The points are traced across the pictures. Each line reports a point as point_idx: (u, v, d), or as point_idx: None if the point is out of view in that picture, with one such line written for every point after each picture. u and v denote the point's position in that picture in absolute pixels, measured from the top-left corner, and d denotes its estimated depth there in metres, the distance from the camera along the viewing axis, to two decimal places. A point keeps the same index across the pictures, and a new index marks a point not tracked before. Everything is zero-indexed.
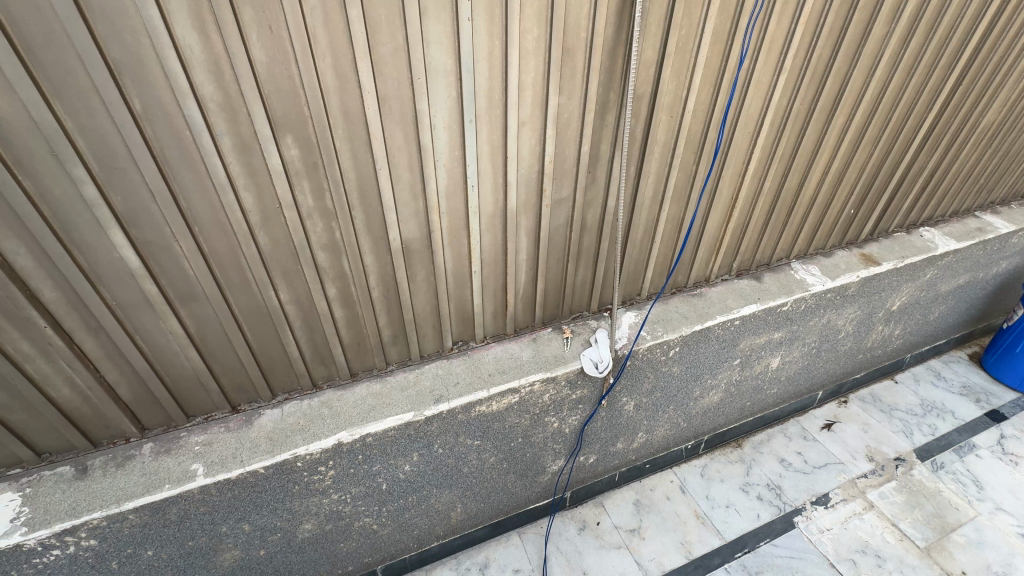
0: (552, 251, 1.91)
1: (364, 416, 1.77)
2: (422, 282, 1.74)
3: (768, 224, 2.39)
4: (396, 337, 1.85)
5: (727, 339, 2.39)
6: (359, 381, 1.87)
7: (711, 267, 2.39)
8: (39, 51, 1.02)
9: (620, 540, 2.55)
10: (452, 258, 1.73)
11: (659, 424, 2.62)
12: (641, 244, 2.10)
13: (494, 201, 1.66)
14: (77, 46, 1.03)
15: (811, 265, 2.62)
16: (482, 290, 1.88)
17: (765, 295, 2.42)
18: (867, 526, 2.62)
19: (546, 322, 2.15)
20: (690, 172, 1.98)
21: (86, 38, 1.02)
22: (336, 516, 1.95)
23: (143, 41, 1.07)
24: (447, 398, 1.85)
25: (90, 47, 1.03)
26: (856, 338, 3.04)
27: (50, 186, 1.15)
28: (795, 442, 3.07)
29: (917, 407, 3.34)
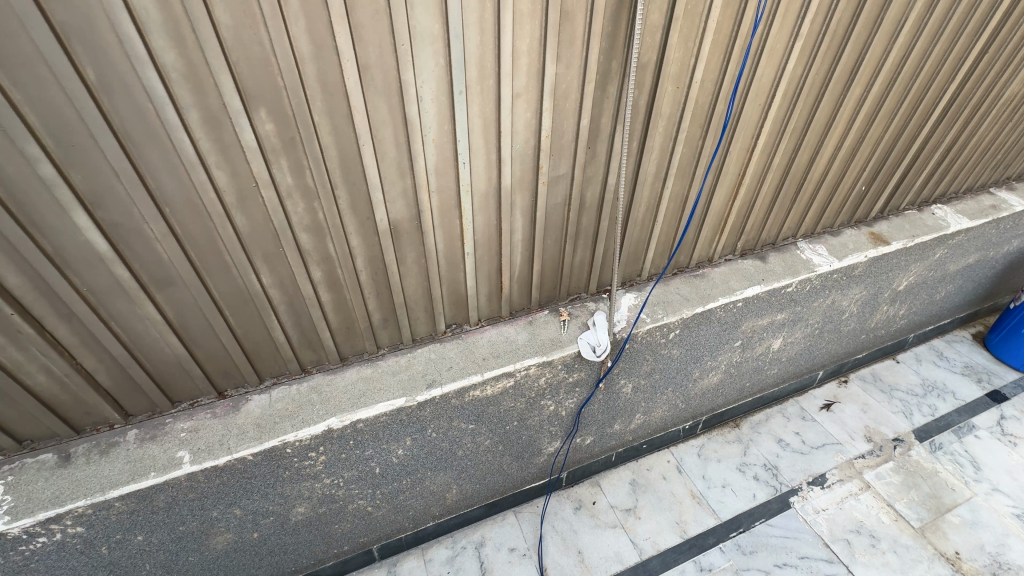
0: (548, 231, 1.82)
1: (355, 402, 1.72)
2: (412, 264, 1.67)
3: (776, 202, 2.29)
4: (387, 321, 1.78)
5: (729, 321, 2.33)
6: (350, 365, 1.82)
7: (715, 247, 2.30)
8: None
9: (616, 519, 2.56)
10: (443, 239, 1.64)
11: (657, 406, 2.59)
12: (642, 223, 2.01)
13: (488, 179, 1.57)
14: (17, 8, 0.92)
15: (818, 244, 2.53)
16: (477, 272, 1.80)
17: (769, 276, 2.34)
18: (862, 507, 2.62)
19: (542, 304, 2.08)
20: (696, 147, 1.87)
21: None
22: (330, 499, 1.94)
23: (91, 2, 0.96)
24: (439, 382, 1.80)
25: (31, 9, 0.92)
26: (860, 319, 2.98)
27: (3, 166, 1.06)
28: (793, 423, 3.05)
29: (918, 387, 3.31)
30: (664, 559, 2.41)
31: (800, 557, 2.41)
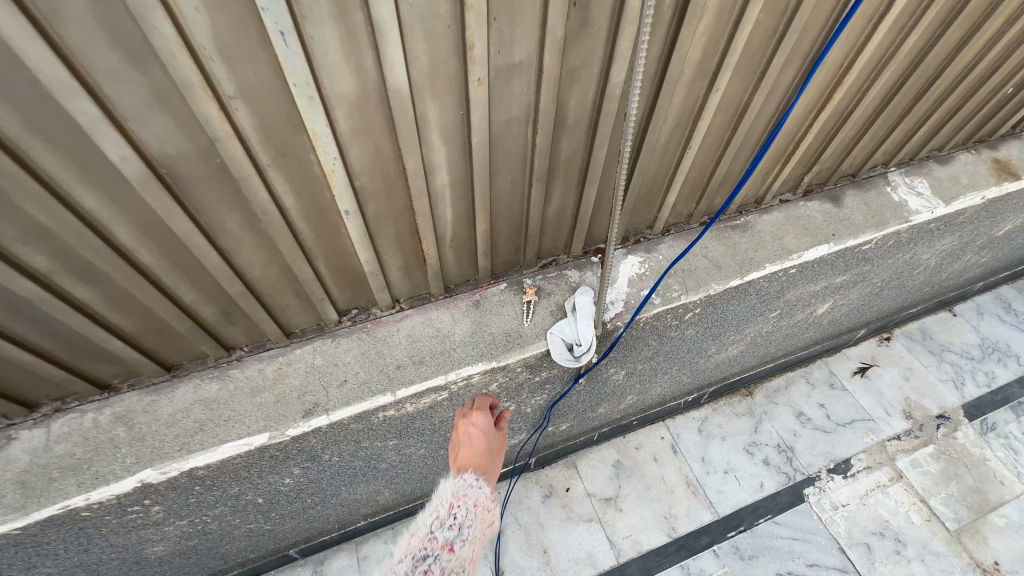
0: (499, 168, 1.03)
1: (185, 443, 1.10)
2: (243, 235, 0.92)
3: (881, 113, 1.45)
4: (229, 316, 1.09)
5: (771, 291, 1.63)
6: (184, 379, 1.16)
7: (770, 184, 1.50)
8: None
9: (592, 511, 2.12)
10: (290, 192, 0.88)
11: (655, 385, 2.00)
12: (665, 153, 1.20)
13: (356, 73, 0.76)
14: None
15: (917, 176, 1.72)
16: (374, 239, 1.06)
17: (844, 228, 1.57)
18: (890, 503, 2.18)
19: (498, 274, 1.36)
20: (785, 14, 1.00)
21: None
22: (199, 533, 1.42)
23: None
24: (323, 407, 1.16)
25: None
26: (934, 271, 2.27)
27: None
28: (818, 392, 2.51)
29: (975, 349, 2.72)
30: (646, 564, 2.00)
31: (809, 564, 2.02)
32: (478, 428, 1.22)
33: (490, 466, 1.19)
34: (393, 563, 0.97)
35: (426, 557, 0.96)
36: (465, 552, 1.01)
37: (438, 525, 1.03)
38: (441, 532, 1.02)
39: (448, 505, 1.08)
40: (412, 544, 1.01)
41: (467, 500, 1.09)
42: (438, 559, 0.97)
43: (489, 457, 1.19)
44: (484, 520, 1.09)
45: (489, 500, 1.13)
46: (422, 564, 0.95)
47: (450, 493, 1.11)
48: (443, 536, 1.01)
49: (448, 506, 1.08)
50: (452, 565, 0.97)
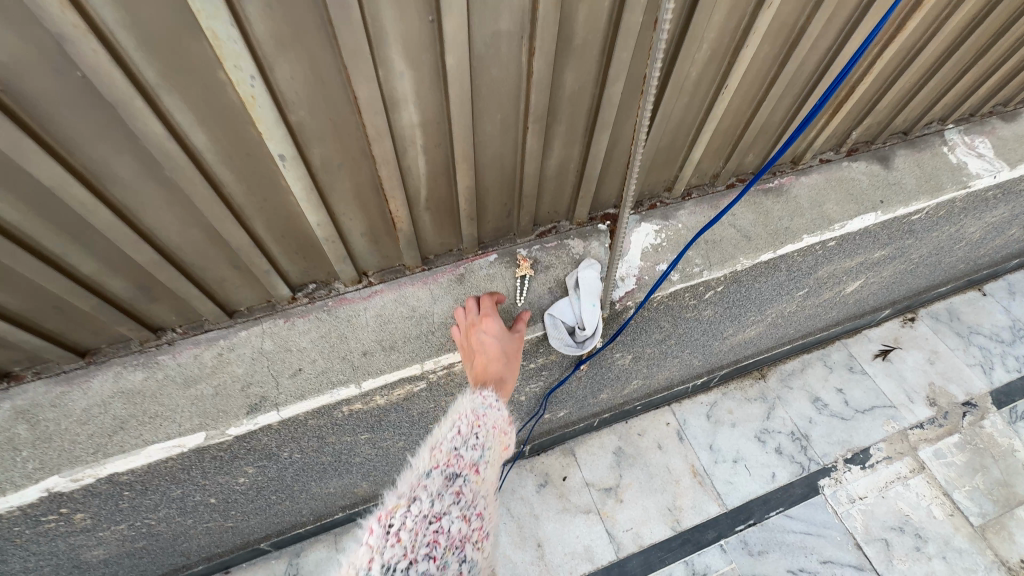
0: (485, 104, 0.80)
1: (99, 445, 0.90)
2: (142, 186, 0.70)
3: (959, 49, 1.20)
4: (149, 291, 0.87)
5: (803, 267, 1.41)
6: (102, 367, 0.94)
7: (814, 140, 1.26)
8: None
9: (590, 502, 1.97)
10: (199, 127, 0.65)
11: (663, 370, 1.81)
12: (696, 93, 0.97)
13: None
14: None
15: (978, 135, 1.48)
16: (325, 197, 0.83)
17: (894, 194, 1.34)
18: (910, 496, 2.03)
19: (487, 243, 1.13)
20: None
21: None
22: (145, 535, 1.25)
23: None
24: (272, 402, 0.97)
25: None
26: (975, 246, 2.05)
27: None
28: (836, 376, 2.33)
29: (1005, 331, 2.52)
30: (647, 559, 1.86)
31: (823, 561, 1.87)
32: (488, 334, 0.99)
33: (509, 373, 0.97)
34: (415, 483, 0.77)
35: (455, 478, 0.77)
36: (490, 476, 0.83)
37: (462, 441, 0.83)
38: (467, 449, 0.82)
39: (470, 419, 0.87)
40: (433, 460, 0.80)
41: (489, 418, 0.88)
42: (467, 481, 0.78)
43: (507, 364, 0.97)
44: (505, 442, 0.90)
45: (508, 419, 0.93)
46: (452, 486, 0.76)
47: (469, 407, 0.89)
48: (469, 453, 0.82)
49: (470, 420, 0.87)
50: (481, 488, 0.79)
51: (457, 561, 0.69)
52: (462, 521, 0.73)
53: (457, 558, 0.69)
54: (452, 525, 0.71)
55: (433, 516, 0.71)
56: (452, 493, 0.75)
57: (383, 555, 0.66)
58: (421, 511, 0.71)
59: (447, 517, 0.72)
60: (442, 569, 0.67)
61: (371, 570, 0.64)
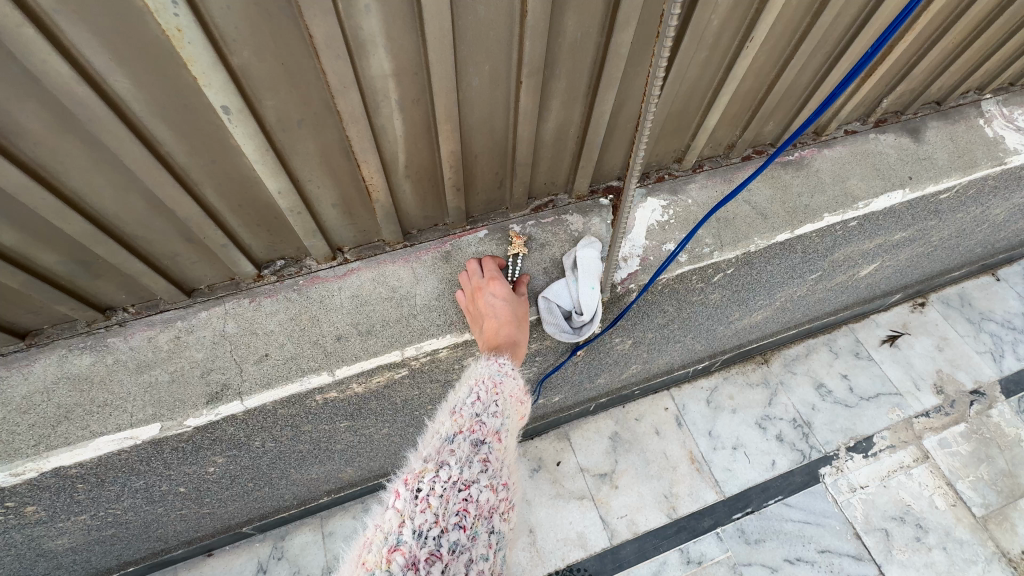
0: (469, 52, 0.68)
1: (41, 437, 0.81)
2: (58, 141, 0.59)
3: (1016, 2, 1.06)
4: (89, 267, 0.77)
5: (820, 248, 1.31)
6: (46, 351, 0.86)
7: (842, 107, 1.13)
8: None
9: (585, 488, 1.91)
10: (116, 67, 0.54)
11: (663, 355, 1.72)
12: (716, 46, 0.84)
13: None
14: None
15: (1016, 107, 1.35)
16: (286, 161, 0.72)
17: (925, 170, 1.22)
18: (912, 486, 1.97)
19: (476, 218, 1.02)
20: None
21: None
22: (112, 524, 1.18)
23: None
24: (235, 391, 0.87)
25: None
26: (996, 228, 1.94)
27: None
28: (841, 362, 2.25)
29: (1018, 318, 2.43)
30: (641, 546, 1.81)
31: (821, 550, 1.83)
32: (497, 298, 0.91)
33: (521, 336, 0.91)
34: (440, 447, 0.69)
35: (482, 446, 0.70)
36: (513, 445, 0.77)
37: (483, 408, 0.75)
38: (491, 416, 0.75)
39: (488, 386, 0.79)
40: (456, 425, 0.72)
41: (506, 386, 0.81)
42: (494, 449, 0.72)
43: (518, 326, 0.91)
44: (523, 410, 0.83)
45: (524, 388, 0.85)
46: (480, 454, 0.69)
47: (485, 374, 0.81)
48: (494, 420, 0.75)
49: (488, 387, 0.79)
50: (506, 457, 0.73)
51: (486, 530, 0.65)
52: (490, 491, 0.67)
53: (487, 527, 0.65)
54: (482, 494, 0.66)
55: (463, 483, 0.65)
56: (480, 461, 0.69)
57: (414, 520, 0.61)
58: (451, 477, 0.65)
59: (477, 487, 0.66)
60: (472, 539, 0.63)
61: (402, 535, 0.60)
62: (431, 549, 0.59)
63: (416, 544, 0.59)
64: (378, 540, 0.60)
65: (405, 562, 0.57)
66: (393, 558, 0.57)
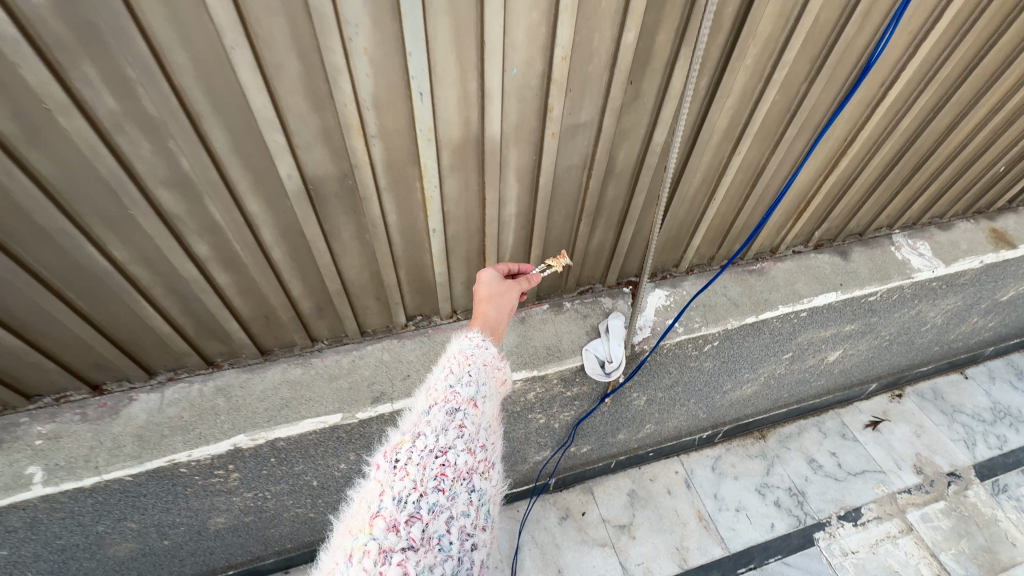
0: (557, 203, 1.26)
1: (272, 416, 1.28)
2: (351, 242, 1.15)
3: (885, 180, 1.64)
4: (321, 310, 1.30)
5: (784, 332, 1.79)
6: (274, 363, 1.36)
7: (783, 235, 1.69)
8: None
9: (606, 537, 2.21)
10: (395, 210, 1.11)
11: (672, 417, 2.14)
12: (693, 199, 1.42)
13: (464, 122, 0.99)
14: None
15: (919, 240, 1.90)
16: (448, 256, 1.27)
17: (851, 280, 1.75)
18: (900, 555, 2.22)
19: (542, 296, 1.56)
20: (797, 94, 1.22)
21: None
22: (256, 509, 1.59)
23: None
24: (389, 397, 1.34)
25: None
26: (942, 330, 2.40)
27: None
28: (830, 441, 2.59)
29: (986, 412, 2.78)
30: None
31: None
32: (481, 283, 1.18)
33: (496, 312, 1.14)
34: (417, 422, 0.86)
35: (455, 413, 0.88)
36: (486, 410, 0.95)
37: (456, 380, 0.94)
38: (463, 387, 0.94)
39: (461, 359, 1.00)
40: (431, 401, 0.90)
41: (477, 357, 1.02)
42: (466, 415, 0.89)
43: (494, 304, 1.15)
44: (496, 376, 1.04)
45: (497, 355, 1.07)
46: (453, 422, 0.87)
47: (457, 351, 1.02)
48: (465, 390, 0.93)
49: (462, 360, 0.99)
50: (479, 421, 0.91)
51: (465, 489, 0.80)
52: (466, 453, 0.84)
53: (465, 487, 0.80)
54: (457, 457, 0.82)
55: (439, 449, 0.81)
56: (454, 428, 0.86)
57: (395, 488, 0.75)
58: (427, 446, 0.81)
59: (451, 452, 0.82)
60: (451, 498, 0.77)
61: (384, 502, 0.74)
62: (412, 511, 0.73)
63: (396, 509, 0.73)
64: (367, 508, 0.75)
65: (387, 524, 0.71)
66: (377, 522, 0.71)
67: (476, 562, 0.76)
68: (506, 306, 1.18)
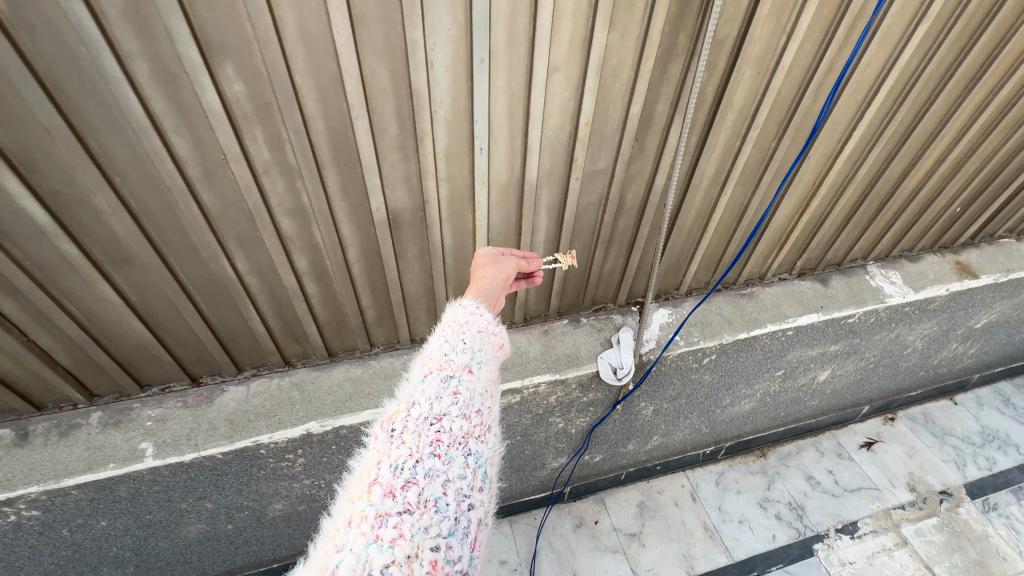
0: (578, 232, 1.55)
1: (339, 406, 1.53)
2: (414, 260, 1.43)
3: (853, 218, 1.92)
4: (381, 318, 1.57)
5: (774, 349, 2.03)
6: (339, 363, 1.63)
7: (769, 264, 1.97)
8: None
9: (617, 544, 2.37)
10: (451, 235, 1.39)
11: (677, 430, 2.34)
12: (689, 231, 1.70)
13: (510, 169, 1.30)
14: None
15: (891, 270, 2.17)
16: None
17: (830, 304, 2.01)
18: (895, 566, 2.35)
19: (562, 312, 1.84)
20: (768, 149, 1.53)
21: None
22: (310, 498, 1.82)
23: None
24: None
25: None
26: (924, 354, 2.62)
27: None
28: (827, 459, 2.76)
29: (975, 436, 2.95)
30: None
31: None
32: (478, 262, 1.27)
33: (493, 278, 1.20)
34: (413, 391, 0.89)
35: (450, 381, 0.91)
36: (482, 375, 0.97)
37: (451, 348, 0.96)
38: (457, 354, 0.95)
39: (456, 327, 1.01)
40: (427, 369, 0.93)
41: (471, 324, 1.03)
42: (461, 381, 0.92)
43: (491, 272, 1.22)
44: (491, 342, 1.06)
45: (493, 320, 1.08)
46: (448, 389, 0.89)
47: (452, 319, 1.03)
48: (460, 358, 0.95)
49: (456, 328, 1.01)
50: (474, 387, 0.93)
51: (461, 454, 0.83)
52: (461, 419, 0.86)
53: (461, 452, 0.83)
54: (452, 424, 0.85)
55: (434, 417, 0.84)
56: (449, 395, 0.89)
57: (392, 456, 0.78)
58: (422, 415, 0.84)
59: (447, 419, 0.85)
60: (447, 462, 0.80)
61: (382, 469, 0.77)
62: (408, 476, 0.76)
63: (393, 476, 0.76)
64: (366, 475, 0.78)
65: (384, 490, 0.74)
66: (374, 489, 0.75)
67: (473, 521, 0.79)
68: (504, 280, 1.24)
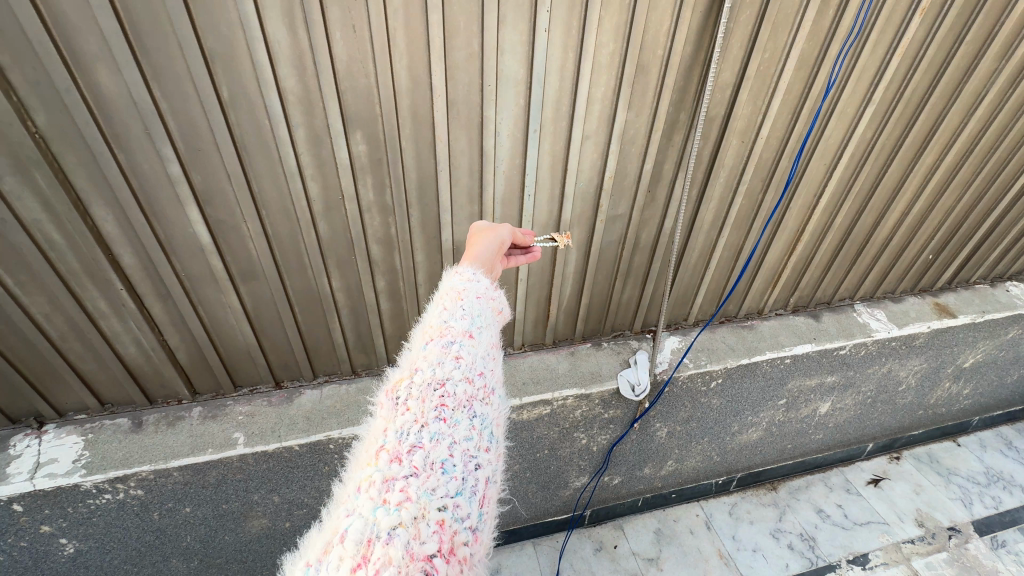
0: (601, 265, 1.87)
1: None
2: None
3: (835, 259, 2.24)
4: None
5: (775, 376, 2.27)
6: None
7: (766, 299, 2.28)
8: (162, 69, 1.11)
9: (636, 567, 2.48)
10: None
11: (690, 455, 2.53)
12: (694, 267, 2.02)
13: (549, 211, 1.64)
14: (190, 63, 1.11)
15: (876, 309, 2.45)
16: (526, 299, 1.87)
17: (822, 336, 2.27)
18: None
19: (585, 336, 2.13)
20: (756, 200, 1.88)
21: (197, 53, 1.09)
22: None
23: (241, 49, 1.13)
24: None
25: (198, 58, 1.10)
26: (919, 392, 2.82)
27: (151, 176, 1.24)
28: (835, 494, 2.89)
29: (980, 476, 3.06)
30: None
31: None
32: (473, 233, 1.32)
33: (486, 245, 1.25)
34: (416, 360, 0.93)
35: (451, 346, 0.96)
36: (482, 340, 1.02)
37: (450, 315, 1.02)
38: (457, 321, 1.01)
39: (455, 296, 1.07)
40: (428, 338, 0.97)
41: (469, 292, 1.09)
42: (461, 347, 0.97)
43: (485, 239, 1.27)
44: (490, 307, 1.11)
45: (491, 287, 1.15)
46: (449, 355, 0.94)
47: (451, 288, 1.09)
48: (459, 325, 1.00)
49: (455, 297, 1.07)
50: (475, 351, 0.98)
51: (465, 417, 0.87)
52: (464, 384, 0.91)
53: (465, 415, 0.87)
54: (455, 388, 0.89)
55: (439, 383, 0.88)
56: (451, 360, 0.93)
57: (398, 422, 0.82)
58: (426, 380, 0.88)
59: (449, 383, 0.89)
60: (452, 424, 0.84)
61: (389, 436, 0.80)
62: (415, 440, 0.80)
63: (399, 441, 0.79)
64: (373, 442, 0.81)
65: (392, 454, 0.77)
66: (382, 454, 0.77)
67: (479, 479, 0.82)
68: (499, 247, 1.29)
